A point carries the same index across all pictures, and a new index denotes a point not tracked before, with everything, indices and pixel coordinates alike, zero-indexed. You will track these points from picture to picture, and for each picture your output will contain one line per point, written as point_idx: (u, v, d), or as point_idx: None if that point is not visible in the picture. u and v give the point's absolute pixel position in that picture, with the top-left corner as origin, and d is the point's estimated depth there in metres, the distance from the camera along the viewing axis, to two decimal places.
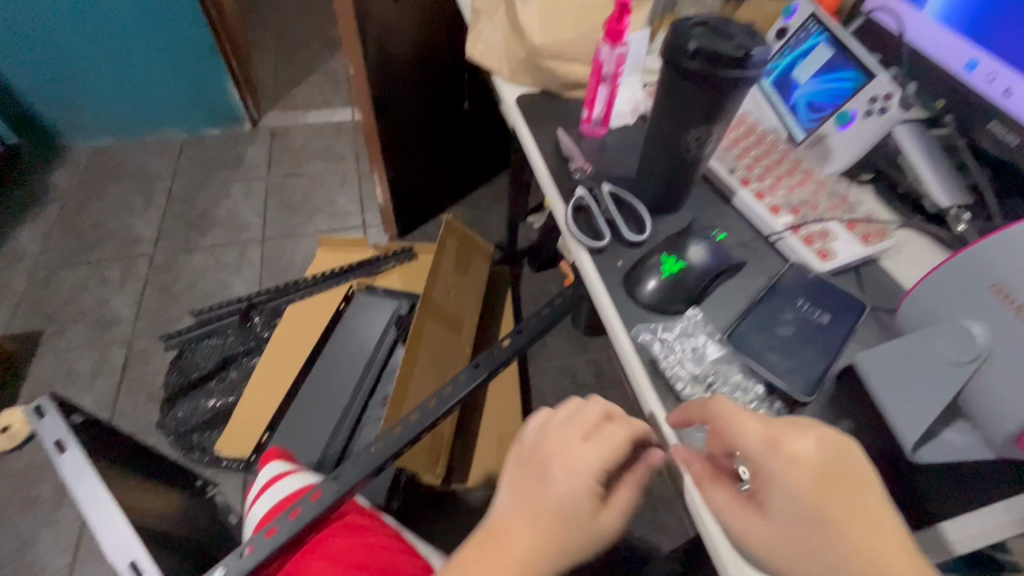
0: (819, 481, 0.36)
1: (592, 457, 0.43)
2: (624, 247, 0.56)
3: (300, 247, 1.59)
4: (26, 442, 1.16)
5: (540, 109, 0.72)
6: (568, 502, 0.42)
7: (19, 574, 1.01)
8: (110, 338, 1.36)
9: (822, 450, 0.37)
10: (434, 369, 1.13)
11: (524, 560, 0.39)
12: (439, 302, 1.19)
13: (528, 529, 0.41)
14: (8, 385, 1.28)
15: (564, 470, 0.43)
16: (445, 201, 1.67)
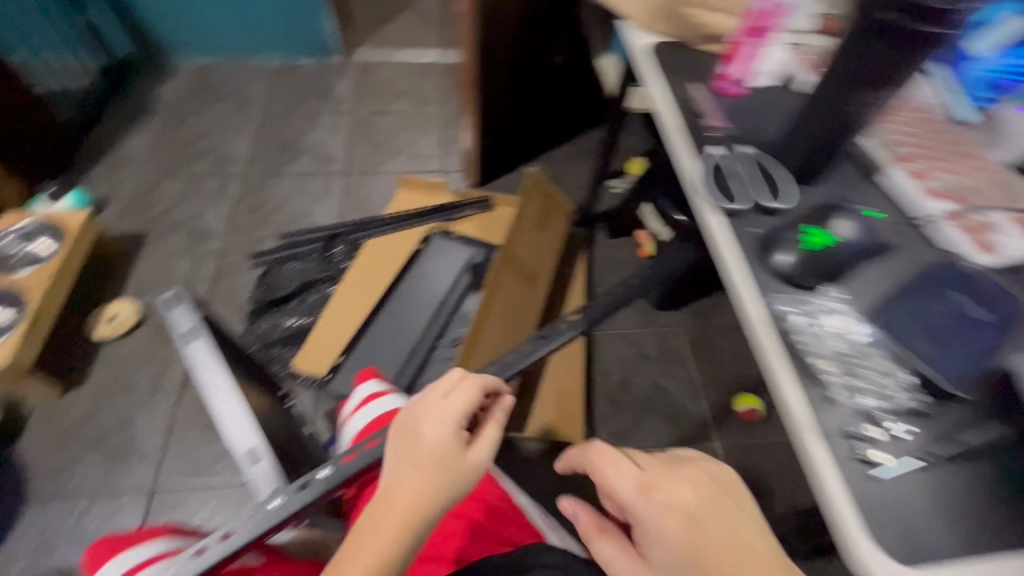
0: (691, 525, 0.45)
1: (451, 418, 0.52)
2: (760, 214, 0.55)
3: (382, 184, 1.62)
4: (130, 332, 1.27)
5: (672, 59, 0.67)
6: (445, 452, 0.50)
7: (120, 447, 1.13)
8: (204, 248, 1.44)
9: (669, 480, 0.47)
10: (508, 318, 1.15)
11: (414, 506, 0.47)
12: (516, 255, 1.20)
13: (409, 479, 0.48)
14: (108, 276, 1.37)
15: (434, 426, 0.51)
16: (526, 155, 1.65)
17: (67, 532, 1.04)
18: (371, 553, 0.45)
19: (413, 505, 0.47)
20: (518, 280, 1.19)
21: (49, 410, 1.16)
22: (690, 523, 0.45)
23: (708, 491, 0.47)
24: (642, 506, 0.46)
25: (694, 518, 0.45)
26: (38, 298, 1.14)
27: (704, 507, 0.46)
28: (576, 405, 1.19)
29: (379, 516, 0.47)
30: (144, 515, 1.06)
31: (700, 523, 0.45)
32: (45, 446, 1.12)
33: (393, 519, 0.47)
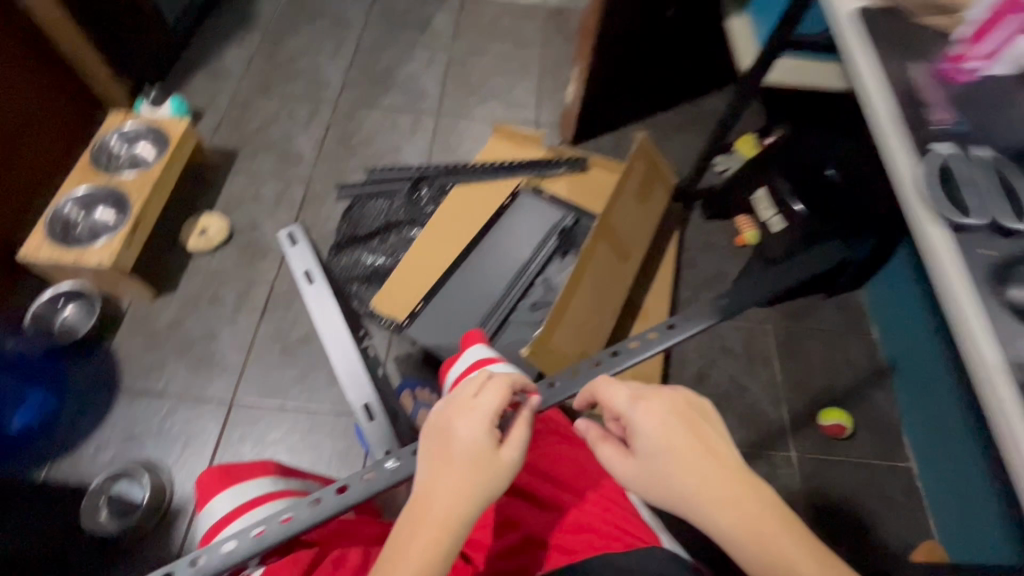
0: (664, 427, 0.52)
1: (482, 420, 0.49)
2: (996, 235, 0.49)
3: (472, 130, 1.55)
4: (218, 248, 1.29)
5: (885, 31, 0.60)
6: (479, 456, 0.48)
7: (204, 357, 1.17)
8: (292, 172, 1.43)
9: (655, 394, 0.55)
10: (597, 291, 1.09)
11: (450, 515, 0.45)
12: (613, 225, 1.13)
13: (445, 481, 0.46)
14: (202, 190, 1.38)
15: (465, 429, 0.49)
16: (627, 117, 1.54)
17: (152, 429, 1.09)
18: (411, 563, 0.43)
19: (449, 514, 0.45)
20: (612, 253, 1.12)
21: (141, 312, 1.20)
22: (667, 426, 0.53)
23: (685, 407, 0.55)
24: (638, 414, 0.54)
25: (673, 423, 0.53)
26: (140, 202, 1.16)
27: (678, 417, 0.53)
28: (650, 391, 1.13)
29: (413, 525, 0.45)
30: (223, 426, 1.10)
31: (677, 426, 0.53)
32: (136, 345, 1.17)
33: (427, 530, 0.44)
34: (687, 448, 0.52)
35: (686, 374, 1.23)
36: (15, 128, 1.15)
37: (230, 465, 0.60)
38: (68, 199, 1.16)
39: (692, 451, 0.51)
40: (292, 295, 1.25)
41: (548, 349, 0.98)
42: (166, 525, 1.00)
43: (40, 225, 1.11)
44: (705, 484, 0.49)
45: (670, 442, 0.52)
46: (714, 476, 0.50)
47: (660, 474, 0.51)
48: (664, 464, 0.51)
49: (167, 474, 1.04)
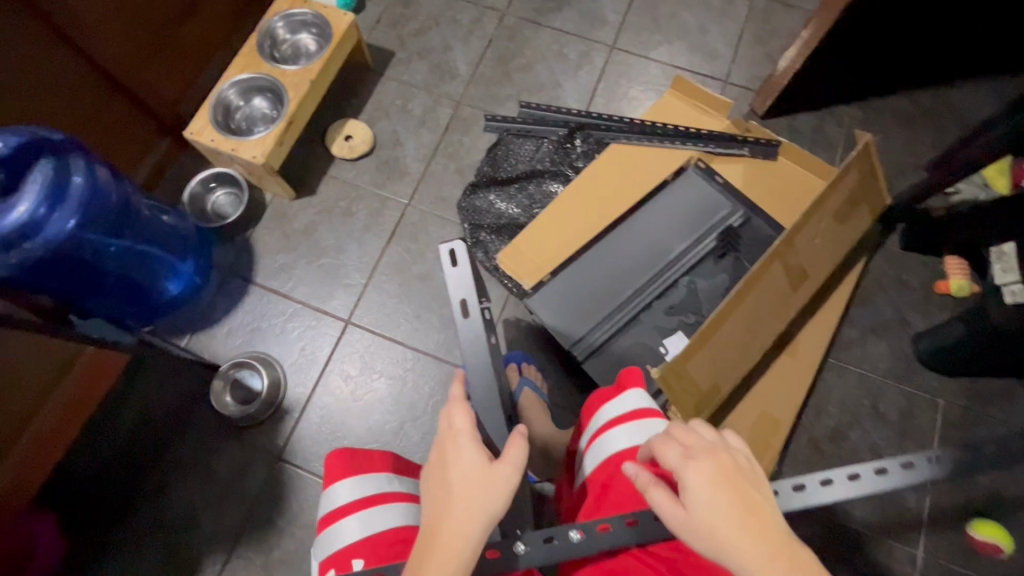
0: (716, 485, 0.46)
1: (469, 450, 0.52)
2: None
3: (647, 76, 1.33)
4: (359, 159, 1.26)
5: None
6: (478, 476, 0.50)
7: (328, 270, 1.19)
8: (444, 89, 1.33)
9: (704, 453, 0.48)
10: (752, 319, 0.94)
11: (462, 539, 0.48)
12: (795, 245, 0.94)
13: (446, 503, 0.50)
14: (351, 92, 1.32)
15: (456, 458, 0.52)
16: (837, 98, 1.27)
17: (275, 329, 1.15)
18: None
19: (458, 537, 0.48)
20: (783, 279, 0.95)
21: (280, 209, 1.22)
22: (720, 489, 0.46)
23: (734, 469, 0.48)
24: (685, 475, 0.47)
25: (717, 489, 0.46)
26: (296, 101, 1.12)
27: (718, 477, 0.47)
28: (773, 442, 0.99)
29: (430, 550, 0.49)
30: (336, 343, 1.14)
31: (724, 494, 0.46)
32: (272, 242, 1.20)
33: (439, 554, 0.48)
34: (724, 514, 0.45)
35: (820, 426, 1.07)
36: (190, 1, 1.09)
37: (352, 448, 0.67)
38: (231, 84, 1.15)
39: (731, 519, 0.45)
40: (420, 227, 1.22)
41: (680, 374, 0.87)
42: (275, 420, 1.08)
43: (206, 108, 1.11)
44: (753, 548, 0.43)
45: (721, 504, 0.45)
46: (762, 543, 0.44)
47: (713, 532, 0.45)
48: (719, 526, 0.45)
49: (282, 374, 1.11)
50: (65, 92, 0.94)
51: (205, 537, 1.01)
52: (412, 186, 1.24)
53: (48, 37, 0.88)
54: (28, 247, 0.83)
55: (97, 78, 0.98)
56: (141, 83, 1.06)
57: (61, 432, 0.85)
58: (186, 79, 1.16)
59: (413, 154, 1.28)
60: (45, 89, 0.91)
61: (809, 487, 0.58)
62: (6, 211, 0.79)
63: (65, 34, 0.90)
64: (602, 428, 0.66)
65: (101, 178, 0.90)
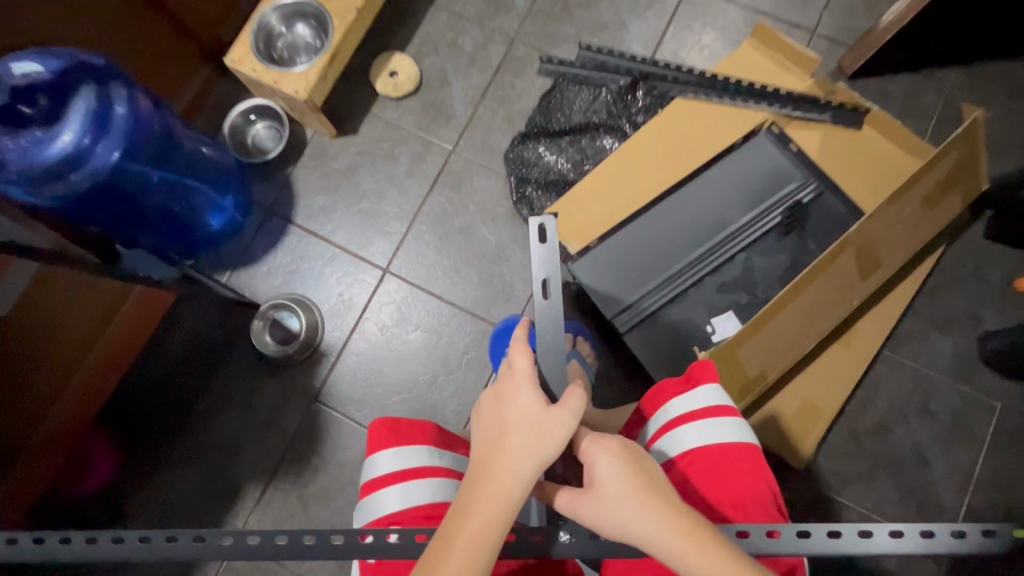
0: (617, 464, 0.53)
1: (528, 392, 0.56)
2: None
3: (725, 21, 1.20)
4: (403, 98, 1.19)
5: None
6: (535, 416, 0.54)
7: (368, 215, 1.16)
8: (498, 23, 1.22)
9: (611, 437, 0.56)
10: (812, 311, 0.88)
11: (513, 474, 0.52)
12: (877, 223, 0.86)
13: (495, 444, 0.54)
14: (398, 20, 1.22)
15: (516, 395, 0.56)
16: (932, 58, 1.14)
17: (314, 271, 1.14)
18: (486, 510, 0.50)
19: (512, 474, 0.52)
20: (853, 266, 0.88)
21: (320, 148, 1.18)
22: (621, 468, 0.53)
23: (634, 451, 0.55)
24: (596, 451, 0.54)
25: (621, 467, 0.53)
26: (342, 30, 1.05)
27: (625, 454, 0.54)
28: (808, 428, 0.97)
29: (480, 481, 0.52)
30: (373, 292, 1.13)
31: (626, 471, 0.53)
32: (312, 181, 1.17)
33: (491, 486, 0.52)
34: (631, 487, 0.52)
35: (863, 419, 1.03)
36: None
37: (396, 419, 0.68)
38: (271, 9, 1.06)
39: (633, 491, 0.51)
40: (464, 177, 1.16)
41: (727, 359, 0.84)
42: (312, 362, 1.10)
43: (247, 35, 1.03)
44: (654, 512, 0.50)
45: (622, 480, 0.52)
46: (660, 509, 0.50)
47: (616, 507, 0.51)
48: (622, 501, 0.51)
49: (321, 318, 1.11)
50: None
51: (244, 467, 1.05)
52: (458, 132, 1.18)
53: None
54: (81, 175, 0.81)
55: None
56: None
57: (123, 354, 0.88)
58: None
59: (461, 95, 1.20)
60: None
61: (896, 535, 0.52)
62: (51, 141, 0.76)
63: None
64: (663, 428, 0.65)
65: (142, 109, 0.87)
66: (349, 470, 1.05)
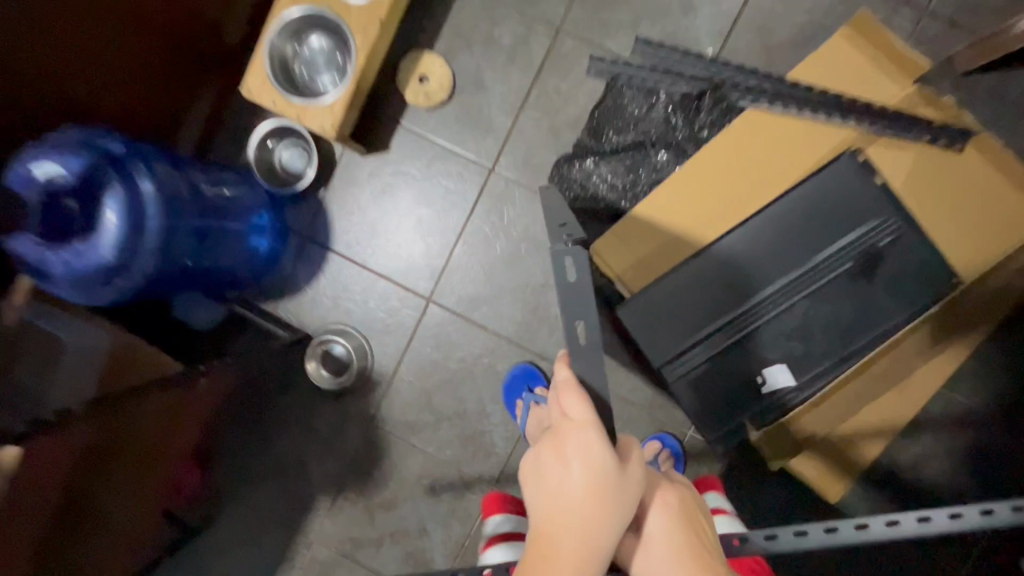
0: (676, 520, 0.57)
1: (598, 450, 0.52)
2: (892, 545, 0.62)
3: None
4: (436, 107, 1.08)
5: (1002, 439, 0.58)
6: (610, 481, 0.52)
7: (408, 240, 1.12)
8: (541, 8, 1.05)
9: (669, 487, 0.60)
10: (877, 383, 1.00)
11: (593, 551, 0.51)
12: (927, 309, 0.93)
13: (568, 523, 0.51)
14: (426, 9, 1.06)
15: (582, 456, 0.52)
16: None
17: (357, 300, 1.14)
18: None
19: (588, 546, 0.51)
20: (899, 366, 0.97)
21: (352, 168, 1.11)
22: (673, 530, 0.57)
23: (688, 506, 0.60)
24: (652, 503, 0.58)
25: (678, 525, 0.57)
26: (366, 50, 0.92)
27: (680, 515, 0.58)
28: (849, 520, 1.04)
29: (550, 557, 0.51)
30: (418, 321, 1.13)
31: (683, 529, 0.57)
32: (347, 205, 1.12)
33: (568, 565, 0.50)
34: (681, 546, 0.56)
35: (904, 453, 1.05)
36: None
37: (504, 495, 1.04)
38: (283, 22, 0.92)
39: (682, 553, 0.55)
40: (506, 198, 1.10)
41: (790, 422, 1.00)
42: (365, 388, 1.15)
43: (261, 60, 0.91)
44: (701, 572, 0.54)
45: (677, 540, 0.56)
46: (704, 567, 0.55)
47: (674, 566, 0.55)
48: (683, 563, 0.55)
49: (367, 345, 1.14)
50: (82, 50, 0.79)
51: (314, 479, 1.16)
52: (499, 146, 1.09)
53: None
54: (141, 264, 0.77)
55: (112, 25, 0.82)
56: (172, 17, 0.90)
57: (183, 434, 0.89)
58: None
59: (500, 100, 1.08)
60: (58, 47, 0.76)
61: (934, 520, 0.55)
62: (100, 243, 0.73)
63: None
64: None
65: (164, 179, 0.81)
66: (407, 484, 1.15)
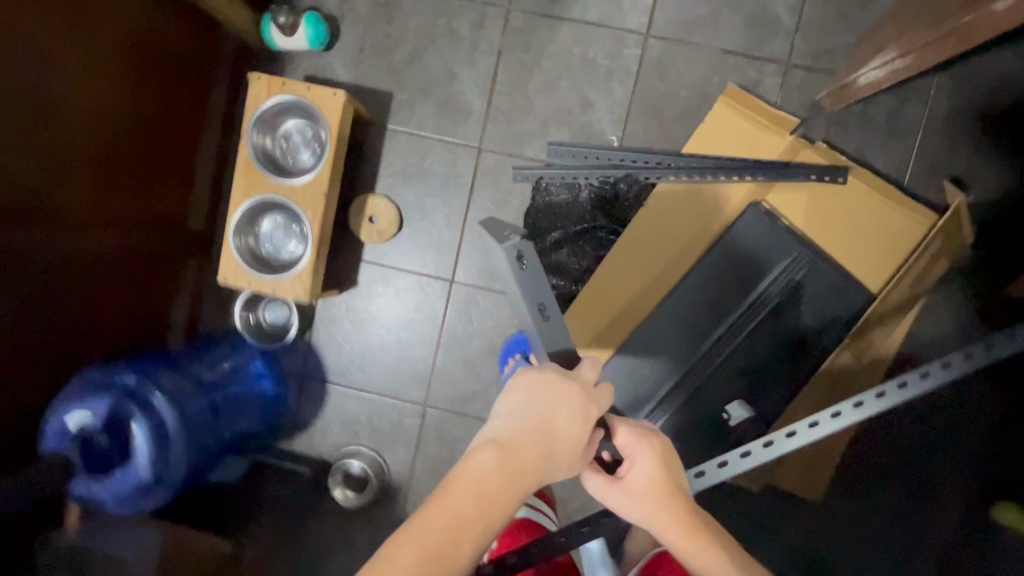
0: (660, 463, 0.72)
1: (586, 421, 0.66)
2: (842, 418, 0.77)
3: (689, 75, 1.14)
4: (389, 239, 1.20)
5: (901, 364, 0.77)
6: (575, 443, 0.66)
7: (393, 357, 1.24)
8: (460, 134, 1.18)
9: (653, 436, 0.74)
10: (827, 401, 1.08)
11: (538, 479, 0.64)
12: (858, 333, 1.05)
13: (534, 451, 0.63)
14: (360, 157, 1.18)
15: (579, 412, 0.66)
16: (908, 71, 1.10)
17: (362, 420, 1.25)
18: (503, 495, 0.62)
19: (536, 473, 0.63)
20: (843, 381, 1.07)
21: (330, 308, 1.23)
22: (656, 476, 0.71)
23: (664, 450, 0.73)
24: (638, 451, 0.72)
25: (660, 471, 0.71)
26: (319, 220, 1.05)
27: (660, 461, 0.72)
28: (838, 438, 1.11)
29: (514, 472, 0.62)
30: (421, 425, 1.25)
31: (662, 470, 0.71)
32: (333, 340, 1.24)
33: (519, 481, 0.63)
34: (660, 485, 0.71)
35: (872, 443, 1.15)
36: (143, 123, 0.96)
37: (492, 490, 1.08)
38: (241, 211, 1.03)
39: (662, 489, 0.70)
40: (471, 303, 1.22)
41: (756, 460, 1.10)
42: (387, 496, 1.25)
43: (230, 250, 1.03)
44: (674, 508, 0.70)
45: (657, 482, 0.71)
46: (676, 503, 0.70)
47: (655, 498, 0.70)
48: (661, 502, 0.70)
49: (381, 459, 1.25)
50: (78, 283, 0.89)
51: None
52: (454, 258, 1.21)
53: (42, 232, 0.81)
54: (172, 468, 0.90)
55: (100, 257, 0.93)
56: (139, 229, 1.01)
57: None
58: (179, 196, 1.09)
59: (444, 218, 1.20)
60: (61, 289, 0.86)
61: (798, 431, 0.77)
62: (135, 467, 0.86)
63: (54, 219, 0.83)
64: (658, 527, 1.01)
65: (170, 386, 0.94)
66: None
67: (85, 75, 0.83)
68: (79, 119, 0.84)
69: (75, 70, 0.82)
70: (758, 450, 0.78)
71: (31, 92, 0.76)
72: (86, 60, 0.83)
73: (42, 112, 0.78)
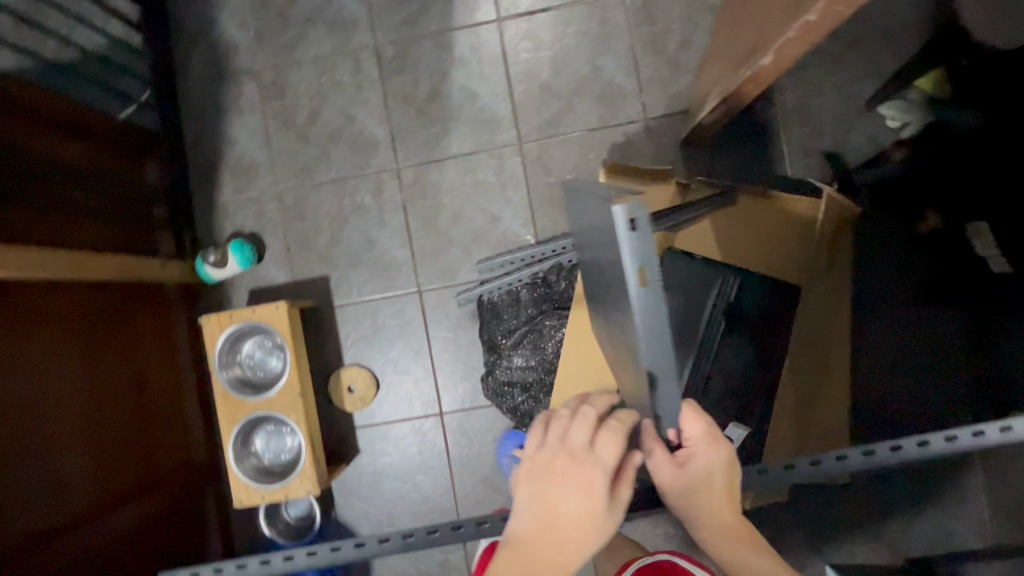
0: (727, 468, 0.67)
1: (596, 488, 0.60)
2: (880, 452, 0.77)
3: (570, 161, 1.27)
4: (372, 401, 1.28)
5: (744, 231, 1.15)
6: (591, 514, 0.60)
7: (416, 504, 1.29)
8: (398, 286, 1.29)
9: (722, 441, 0.66)
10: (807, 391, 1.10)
11: (559, 564, 0.59)
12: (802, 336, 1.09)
13: (542, 540, 0.60)
14: (321, 340, 1.29)
15: (580, 485, 0.60)
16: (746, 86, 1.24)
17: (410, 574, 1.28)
18: None
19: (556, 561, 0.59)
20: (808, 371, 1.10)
21: (345, 482, 1.30)
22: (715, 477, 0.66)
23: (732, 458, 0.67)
24: (702, 447, 0.65)
25: (725, 472, 0.67)
26: (303, 419, 1.13)
27: (722, 468, 0.66)
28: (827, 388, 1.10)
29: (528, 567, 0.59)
30: (466, 555, 1.28)
31: (725, 473, 0.67)
32: (357, 511, 1.29)
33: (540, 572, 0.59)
34: (723, 485, 0.67)
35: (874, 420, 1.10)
36: (130, 400, 1.07)
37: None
38: (234, 438, 1.12)
39: (722, 494, 0.67)
40: (466, 427, 1.28)
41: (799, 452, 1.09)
42: None
43: (237, 476, 1.10)
44: (716, 526, 0.68)
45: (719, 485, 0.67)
46: (718, 520, 0.68)
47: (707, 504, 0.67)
48: (717, 505, 0.67)
49: None
50: None
51: None
52: (435, 393, 1.29)
53: (37, 548, 0.84)
54: None
55: (125, 538, 1.00)
56: (137, 502, 1.04)
57: None
58: (171, 449, 1.16)
59: (412, 362, 1.29)
60: None
61: (849, 456, 0.78)
62: None
63: (53, 527, 0.88)
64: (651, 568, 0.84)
65: None
66: None
67: (50, 389, 0.91)
68: (68, 424, 0.93)
69: (53, 381, 0.92)
70: (803, 467, 0.80)
71: (23, 419, 0.86)
72: (64, 366, 0.95)
73: (42, 433, 0.88)
